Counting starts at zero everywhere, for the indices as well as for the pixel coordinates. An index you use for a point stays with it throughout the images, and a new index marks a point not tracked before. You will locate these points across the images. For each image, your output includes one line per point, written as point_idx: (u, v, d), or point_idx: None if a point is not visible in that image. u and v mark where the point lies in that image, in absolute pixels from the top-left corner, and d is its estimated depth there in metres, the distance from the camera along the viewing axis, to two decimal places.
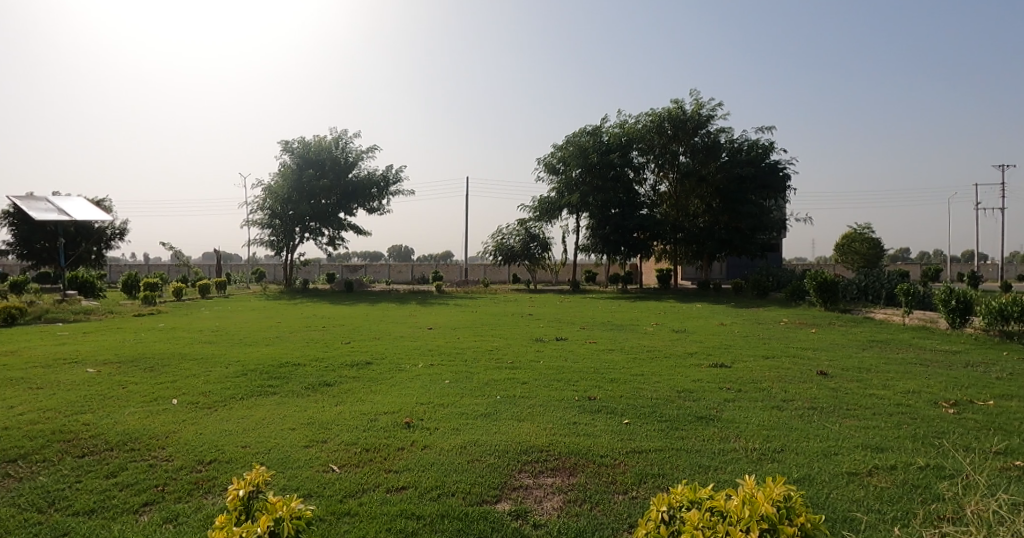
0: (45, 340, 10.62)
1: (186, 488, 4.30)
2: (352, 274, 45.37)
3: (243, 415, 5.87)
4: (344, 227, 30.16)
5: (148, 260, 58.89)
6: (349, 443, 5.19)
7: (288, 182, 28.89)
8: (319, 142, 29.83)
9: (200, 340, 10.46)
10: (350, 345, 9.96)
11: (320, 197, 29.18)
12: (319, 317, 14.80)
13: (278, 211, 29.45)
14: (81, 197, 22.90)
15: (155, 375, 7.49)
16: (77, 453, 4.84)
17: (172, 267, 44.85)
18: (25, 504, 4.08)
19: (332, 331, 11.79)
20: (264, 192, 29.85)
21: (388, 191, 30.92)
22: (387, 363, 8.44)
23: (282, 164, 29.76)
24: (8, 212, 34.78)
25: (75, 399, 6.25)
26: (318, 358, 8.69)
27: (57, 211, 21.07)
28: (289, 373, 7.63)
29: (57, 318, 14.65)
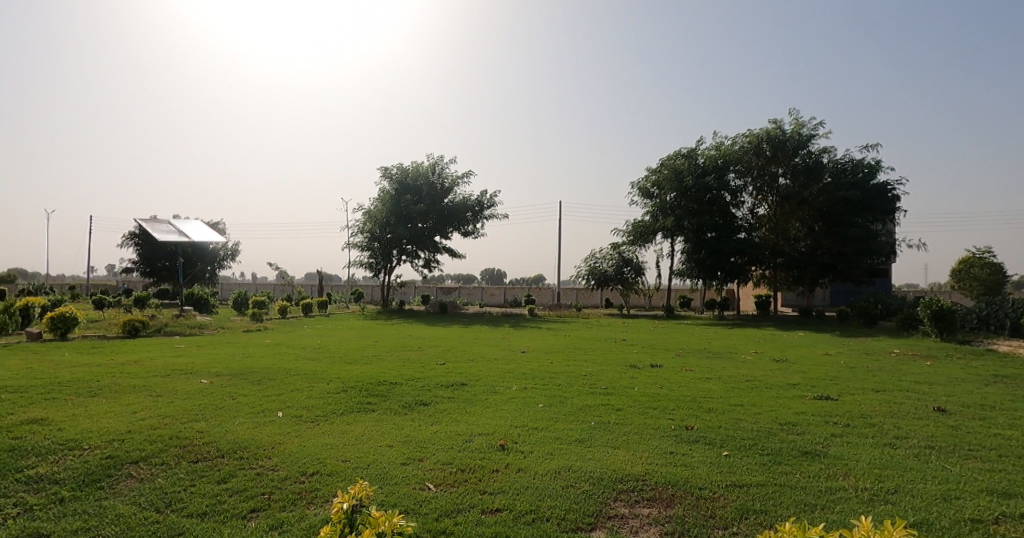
0: (167, 352, 11.61)
1: (290, 497, 4.56)
2: (447, 297, 46.63)
3: (343, 430, 6.15)
4: (439, 250, 31.06)
5: (256, 280, 63.17)
6: (445, 463, 5.31)
7: (388, 207, 30.15)
8: (417, 167, 30.99)
9: (304, 356, 11.08)
10: (445, 366, 10.16)
11: (417, 220, 30.30)
12: (416, 338, 15.19)
13: (377, 234, 30.78)
14: (199, 221, 24.97)
15: (263, 388, 8.00)
16: (191, 458, 5.20)
17: (278, 286, 47.98)
18: (146, 503, 4.43)
19: (428, 352, 12.11)
20: (365, 216, 31.42)
21: (482, 215, 31.57)
22: (480, 385, 8.55)
23: (382, 190, 31.09)
24: (134, 234, 38.61)
25: (191, 407, 6.78)
26: (414, 377, 8.96)
27: (177, 233, 23.09)
28: (388, 392, 7.91)
29: (175, 331, 15.98)
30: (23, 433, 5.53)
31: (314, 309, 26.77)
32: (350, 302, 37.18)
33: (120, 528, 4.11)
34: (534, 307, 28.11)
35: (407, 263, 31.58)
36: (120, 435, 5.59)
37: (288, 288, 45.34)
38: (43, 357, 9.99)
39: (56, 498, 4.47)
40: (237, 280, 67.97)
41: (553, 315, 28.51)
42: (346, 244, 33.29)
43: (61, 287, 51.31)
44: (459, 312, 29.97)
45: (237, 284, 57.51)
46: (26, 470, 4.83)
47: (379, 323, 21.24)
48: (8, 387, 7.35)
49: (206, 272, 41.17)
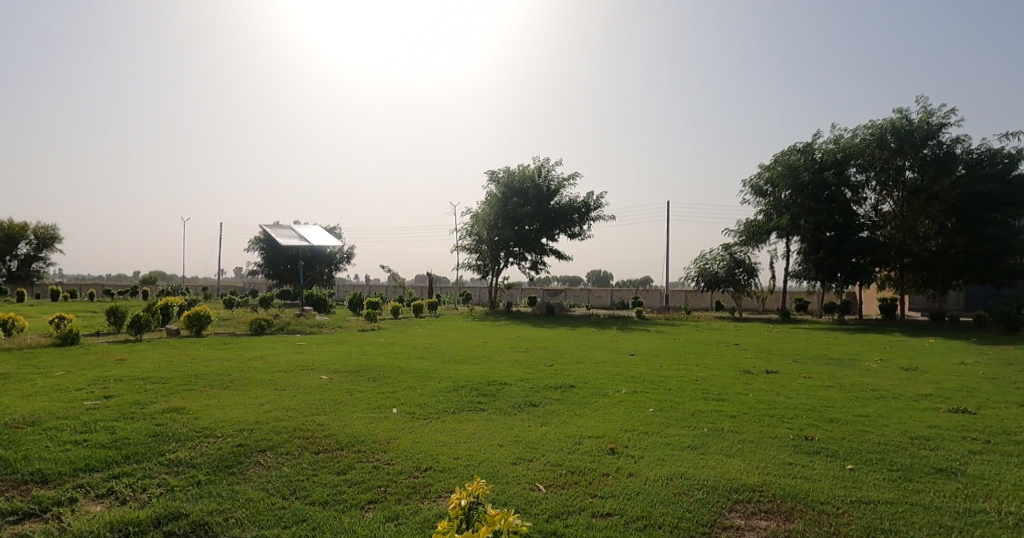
0: (291, 349, 12.50)
1: (405, 491, 4.78)
2: (554, 299, 46.76)
3: (454, 428, 6.36)
4: (546, 252, 31.25)
5: (370, 282, 66.53)
6: (555, 465, 5.35)
7: (495, 210, 30.73)
8: (523, 170, 31.34)
9: (415, 356, 11.55)
10: (552, 368, 10.20)
11: (524, 223, 30.65)
12: (523, 340, 15.35)
13: (485, 237, 31.46)
14: (318, 227, 26.67)
15: (378, 385, 8.44)
16: (313, 449, 5.57)
17: (390, 288, 50.28)
18: (274, 489, 4.78)
19: (535, 353, 12.22)
20: (473, 220, 32.23)
21: (588, 216, 31.38)
22: (588, 388, 8.52)
23: (489, 193, 31.72)
24: (261, 239, 41.98)
25: (312, 401, 7.27)
26: (522, 378, 9.07)
27: (298, 238, 24.79)
28: (497, 392, 8.08)
29: (296, 330, 17.18)
30: (169, 421, 6.14)
31: (424, 310, 27.79)
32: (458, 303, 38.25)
33: (252, 510, 4.45)
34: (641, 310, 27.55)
35: (514, 265, 32.03)
36: (250, 426, 6.06)
37: (400, 289, 47.44)
38: (186, 352, 11.08)
39: (195, 479, 4.90)
40: (354, 282, 71.99)
41: (663, 317, 27.76)
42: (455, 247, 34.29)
43: (202, 289, 56.62)
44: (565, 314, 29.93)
45: (353, 285, 60.84)
46: (169, 454, 5.34)
47: (488, 325, 21.70)
48: (156, 379, 8.20)
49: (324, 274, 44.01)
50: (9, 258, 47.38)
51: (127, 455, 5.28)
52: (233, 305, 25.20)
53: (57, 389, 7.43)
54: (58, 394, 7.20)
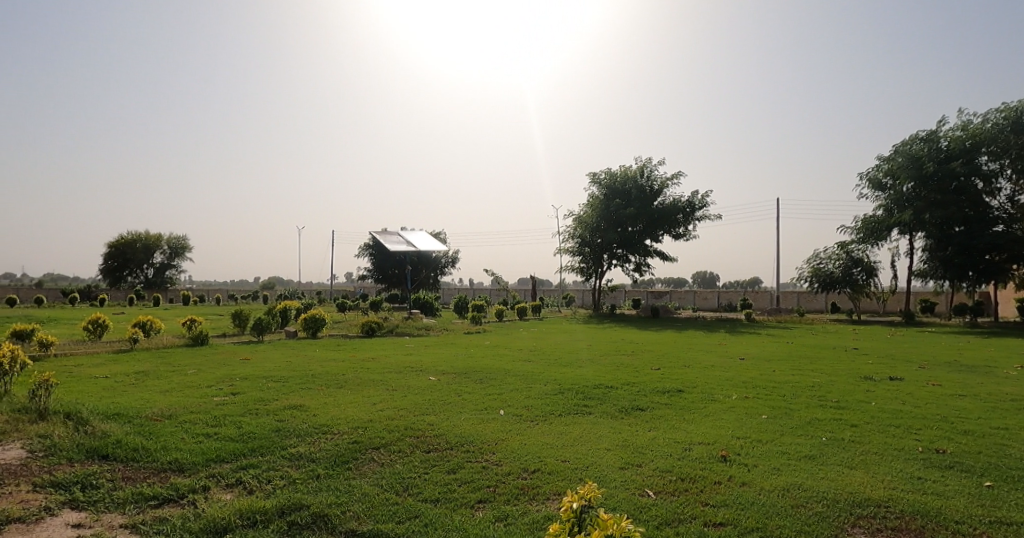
0: (401, 351, 12.98)
1: (514, 492, 4.84)
2: (658, 301, 45.74)
3: (562, 431, 6.35)
4: (650, 254, 30.65)
5: (474, 286, 68.02)
6: (664, 471, 5.21)
7: (598, 212, 30.58)
8: (626, 171, 30.92)
9: (520, 358, 11.65)
10: (658, 372, 9.95)
11: (626, 225, 30.23)
12: (627, 343, 15.10)
13: (588, 239, 31.38)
14: (424, 232, 27.60)
15: (485, 386, 8.58)
16: (424, 448, 5.74)
17: (494, 291, 51.23)
18: (387, 485, 4.96)
19: (640, 356, 11.99)
20: (575, 222, 32.26)
21: (693, 216, 30.38)
22: (697, 393, 8.25)
23: (591, 195, 31.63)
24: (370, 246, 44.08)
25: (421, 402, 7.50)
26: (628, 382, 8.92)
27: (405, 243, 25.77)
28: (603, 395, 7.99)
29: (405, 332, 17.83)
30: (289, 417, 6.54)
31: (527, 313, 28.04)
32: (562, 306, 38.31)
33: (367, 505, 4.64)
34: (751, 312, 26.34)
35: (617, 267, 31.68)
36: (364, 424, 6.34)
37: (504, 292, 48.21)
38: (303, 353, 11.78)
39: (315, 473, 5.18)
40: (459, 285, 73.81)
41: (772, 320, 26.43)
42: (557, 250, 34.43)
43: (317, 294, 60.17)
44: (670, 317, 29.19)
45: (458, 289, 62.53)
46: (290, 448, 5.68)
47: (590, 328, 21.55)
48: (277, 377, 8.77)
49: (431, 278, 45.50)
50: (146, 267, 52.45)
51: (253, 448, 5.67)
52: (346, 308, 26.54)
53: (192, 385, 8.12)
54: (194, 389, 7.87)
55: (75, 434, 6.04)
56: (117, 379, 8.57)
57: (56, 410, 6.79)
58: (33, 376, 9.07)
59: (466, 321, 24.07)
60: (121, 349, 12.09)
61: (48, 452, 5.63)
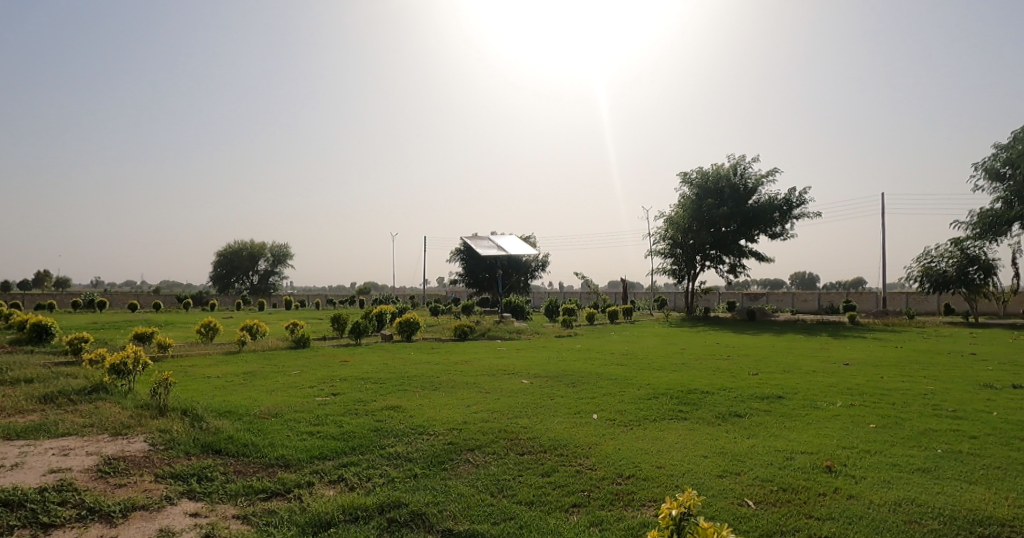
0: (492, 354, 13.15)
1: (609, 497, 4.79)
2: (754, 303, 44.04)
3: (657, 436, 6.23)
4: (745, 254, 29.66)
5: (562, 289, 68.04)
6: (765, 480, 5.01)
7: (690, 212, 29.88)
8: (718, 169, 30.00)
9: (612, 362, 11.54)
10: (756, 377, 9.58)
11: (720, 225, 29.37)
12: (723, 347, 14.61)
13: (680, 240, 30.75)
14: (513, 236, 27.90)
15: (577, 390, 8.55)
16: (518, 451, 5.78)
17: (584, 294, 51.07)
18: (482, 487, 5.03)
19: (737, 361, 11.59)
20: (666, 223, 31.72)
21: (791, 215, 29.00)
22: (799, 399, 7.88)
23: (682, 195, 30.99)
24: (461, 251, 45.00)
25: (514, 404, 7.56)
26: (725, 387, 8.65)
27: (496, 247, 26.12)
28: (698, 401, 7.78)
29: (496, 335, 18.06)
30: (386, 418, 6.77)
31: (618, 317, 27.70)
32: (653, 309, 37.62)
33: (463, 505, 4.72)
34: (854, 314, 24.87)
35: (710, 269, 30.87)
36: (458, 425, 6.47)
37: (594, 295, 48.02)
38: (398, 356, 12.15)
39: (412, 472, 5.32)
40: (547, 289, 74.10)
41: (875, 323, 24.87)
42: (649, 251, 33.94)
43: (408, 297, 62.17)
44: (767, 320, 28.02)
45: (546, 292, 62.75)
46: (388, 447, 5.87)
47: (682, 331, 21.03)
48: (374, 379, 9.09)
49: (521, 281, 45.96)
50: (252, 274, 55.93)
51: (354, 446, 5.90)
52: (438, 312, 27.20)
53: (297, 385, 8.58)
54: (299, 390, 8.30)
55: (191, 429, 6.50)
56: (228, 378, 9.16)
57: (175, 407, 7.33)
58: (155, 375, 9.85)
59: (557, 325, 24.07)
60: (231, 350, 12.91)
61: (168, 445, 6.09)
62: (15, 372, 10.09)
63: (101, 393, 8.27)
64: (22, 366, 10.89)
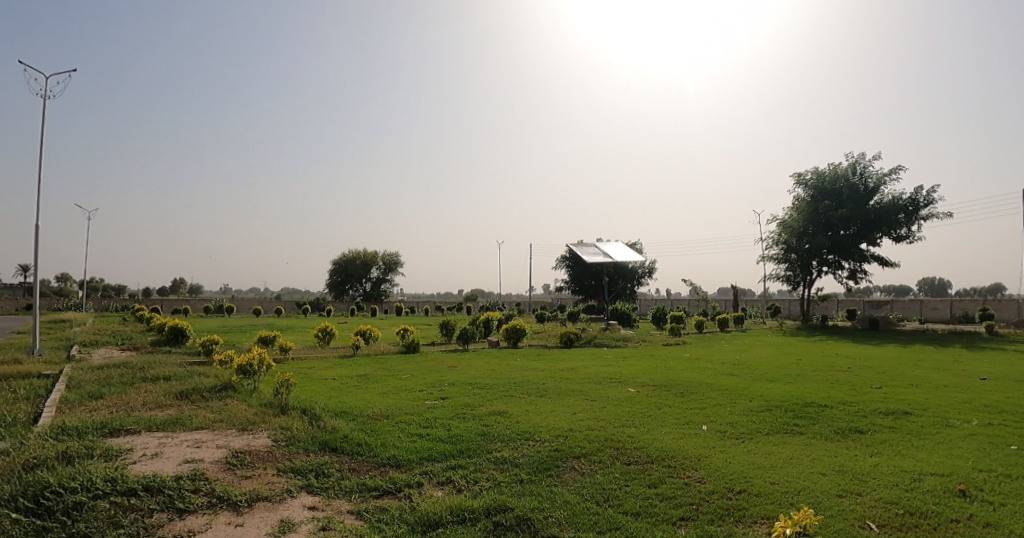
0: (597, 361, 13.06)
1: (718, 512, 4.66)
2: (876, 312, 41.16)
3: (770, 451, 5.98)
4: (867, 259, 27.78)
5: (669, 296, 66.45)
6: (888, 502, 4.68)
7: (805, 215, 28.40)
8: (835, 169, 28.39)
9: (722, 372, 11.18)
10: (882, 391, 8.93)
11: (838, 228, 27.71)
12: (843, 358, 13.72)
13: (795, 245, 29.28)
14: (618, 242, 27.66)
15: (685, 400, 8.36)
16: (624, 460, 5.73)
17: (691, 301, 49.67)
18: (588, 495, 5.02)
19: (858, 373, 10.89)
20: (779, 227, 30.35)
21: (919, 216, 26.89)
22: (929, 416, 7.30)
23: (796, 198, 29.56)
24: (566, 258, 45.24)
25: (620, 413, 7.49)
26: (846, 401, 8.16)
27: (602, 253, 26.03)
28: (815, 415, 7.39)
29: (602, 342, 17.95)
30: (492, 422, 6.92)
31: (728, 325, 26.74)
32: (765, 317, 35.97)
33: (569, 512, 4.74)
34: (991, 324, 22.62)
35: (828, 274, 29.17)
36: (564, 432, 6.50)
37: (702, 302, 46.65)
38: (504, 362, 12.35)
39: (518, 478, 5.40)
40: (652, 296, 72.83)
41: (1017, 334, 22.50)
42: (760, 257, 32.54)
43: (511, 304, 62.95)
44: (891, 329, 26.01)
45: (653, 299, 61.56)
46: (495, 452, 5.99)
47: (796, 340, 19.93)
48: (482, 384, 9.30)
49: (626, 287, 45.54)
50: (365, 281, 58.55)
51: (462, 449, 6.07)
52: (544, 319, 27.37)
53: (409, 389, 8.94)
54: (411, 393, 8.66)
55: (310, 427, 6.94)
56: (343, 381, 9.69)
57: (294, 406, 7.84)
58: (278, 377, 10.58)
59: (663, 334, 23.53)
60: (346, 354, 13.63)
61: (289, 442, 6.52)
62: (158, 370, 11.17)
63: (231, 391, 9.00)
64: (163, 365, 12.04)
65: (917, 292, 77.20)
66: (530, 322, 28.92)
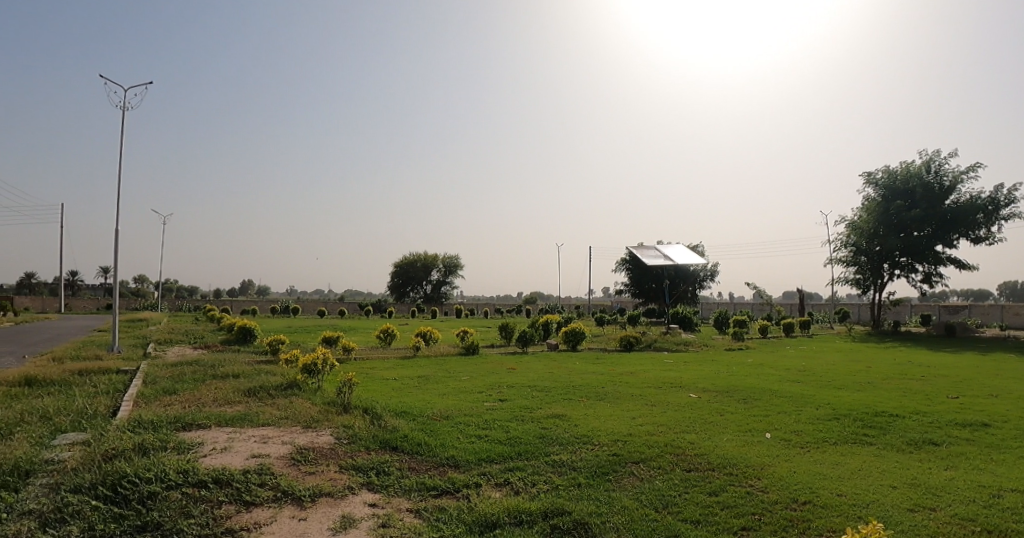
0: (657, 366, 12.87)
1: (781, 523, 4.50)
2: (954, 317, 38.97)
3: (837, 461, 5.74)
4: (943, 261, 26.35)
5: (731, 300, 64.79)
6: (966, 519, 4.42)
7: (875, 216, 27.20)
8: (907, 168, 27.07)
9: (787, 378, 10.82)
10: (960, 401, 8.45)
11: (911, 229, 26.40)
12: (917, 365, 13.05)
13: (865, 247, 28.08)
14: (679, 245, 27.19)
15: (748, 407, 8.12)
16: (684, 467, 5.62)
17: (754, 305, 48.27)
18: (646, 501, 4.94)
19: (934, 382, 10.33)
20: (847, 228, 29.19)
21: (1001, 215, 25.31)
22: (1013, 428, 6.85)
23: (865, 198, 28.36)
24: (626, 261, 44.82)
25: (681, 419, 7.35)
26: (920, 411, 7.75)
27: (663, 256, 25.63)
28: (886, 424, 7.05)
29: (662, 346, 17.66)
30: (550, 425, 6.91)
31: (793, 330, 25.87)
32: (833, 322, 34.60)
33: (626, 518, 4.67)
34: None
35: (901, 278, 27.84)
36: (623, 437, 6.42)
37: (766, 307, 45.32)
38: (563, 365, 12.32)
39: (576, 481, 5.37)
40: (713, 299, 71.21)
41: None
42: (828, 260, 31.36)
43: (571, 306, 62.84)
44: (970, 336, 24.55)
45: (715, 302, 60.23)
46: (553, 455, 5.98)
47: (867, 346, 19.06)
48: (541, 387, 9.30)
49: (687, 290, 44.75)
50: (426, 284, 59.61)
51: (519, 451, 6.09)
52: (603, 322, 27.18)
53: (468, 390, 9.03)
54: (470, 394, 8.74)
55: (372, 426, 7.10)
56: (403, 381, 9.89)
57: (356, 405, 8.05)
58: (341, 375, 10.89)
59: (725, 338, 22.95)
60: (407, 355, 13.91)
61: (352, 440, 6.69)
62: (228, 368, 11.67)
63: (297, 389, 9.31)
64: (233, 363, 12.57)
65: (999, 296, 72.90)
66: (588, 325, 28.80)
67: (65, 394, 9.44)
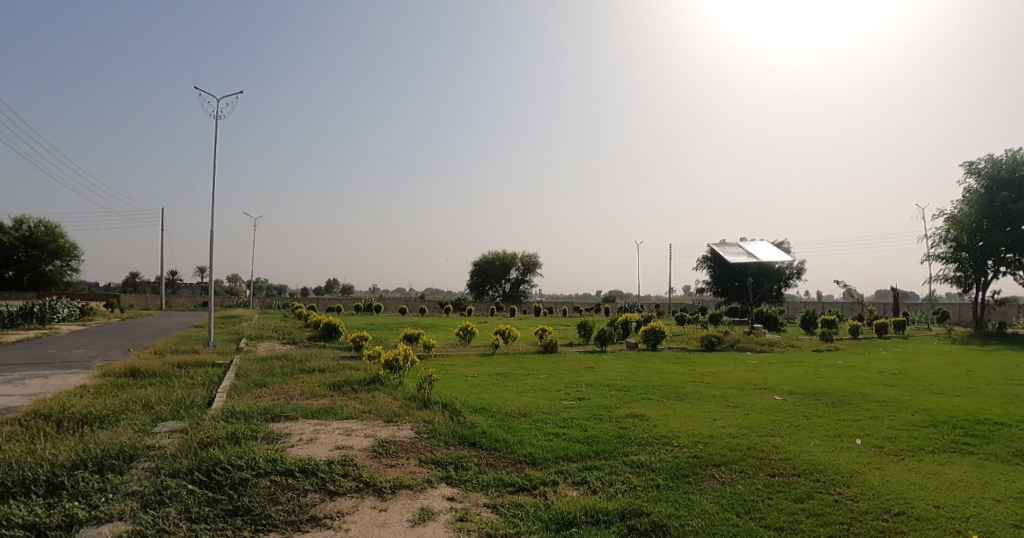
0: (740, 366, 12.41)
1: (872, 533, 4.23)
2: None
3: (936, 471, 5.33)
4: None
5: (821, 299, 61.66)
6: None
7: (977, 209, 25.15)
8: (1015, 155, 24.78)
9: (881, 381, 10.17)
10: None
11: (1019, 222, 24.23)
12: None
13: (966, 242, 26.09)
14: (764, 242, 26.14)
15: (837, 411, 7.69)
16: (768, 471, 5.38)
17: (845, 304, 45.75)
18: (727, 505, 4.76)
19: None
20: (948, 222, 27.21)
21: None
22: None
23: (968, 189, 26.28)
24: (706, 259, 43.60)
25: (765, 422, 7.04)
26: None
27: (746, 253, 24.74)
28: (992, 433, 6.50)
29: (746, 346, 17.03)
30: (628, 425, 6.77)
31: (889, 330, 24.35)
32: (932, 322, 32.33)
33: (706, 522, 4.51)
34: None
35: (1008, 275, 25.68)
36: (703, 439, 6.21)
37: (858, 307, 42.88)
38: (641, 364, 12.10)
39: (654, 483, 5.24)
40: (801, 298, 68.03)
41: None
42: (926, 256, 29.34)
43: (650, 305, 61.72)
44: None
45: (804, 302, 57.54)
46: (631, 455, 5.87)
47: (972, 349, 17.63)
48: (619, 386, 9.16)
49: (773, 289, 43.01)
50: (504, 282, 60.13)
51: (597, 451, 6.01)
52: (683, 322, 26.53)
53: (544, 388, 9.02)
54: (545, 392, 8.73)
55: (450, 422, 7.21)
56: (481, 378, 10.00)
57: (435, 401, 8.20)
58: (421, 372, 11.14)
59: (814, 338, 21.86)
60: (486, 352, 14.06)
61: (431, 434, 6.82)
62: (315, 363, 12.19)
63: (379, 384, 9.60)
64: (319, 358, 13.09)
65: None
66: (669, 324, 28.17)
67: (167, 385, 10.14)
